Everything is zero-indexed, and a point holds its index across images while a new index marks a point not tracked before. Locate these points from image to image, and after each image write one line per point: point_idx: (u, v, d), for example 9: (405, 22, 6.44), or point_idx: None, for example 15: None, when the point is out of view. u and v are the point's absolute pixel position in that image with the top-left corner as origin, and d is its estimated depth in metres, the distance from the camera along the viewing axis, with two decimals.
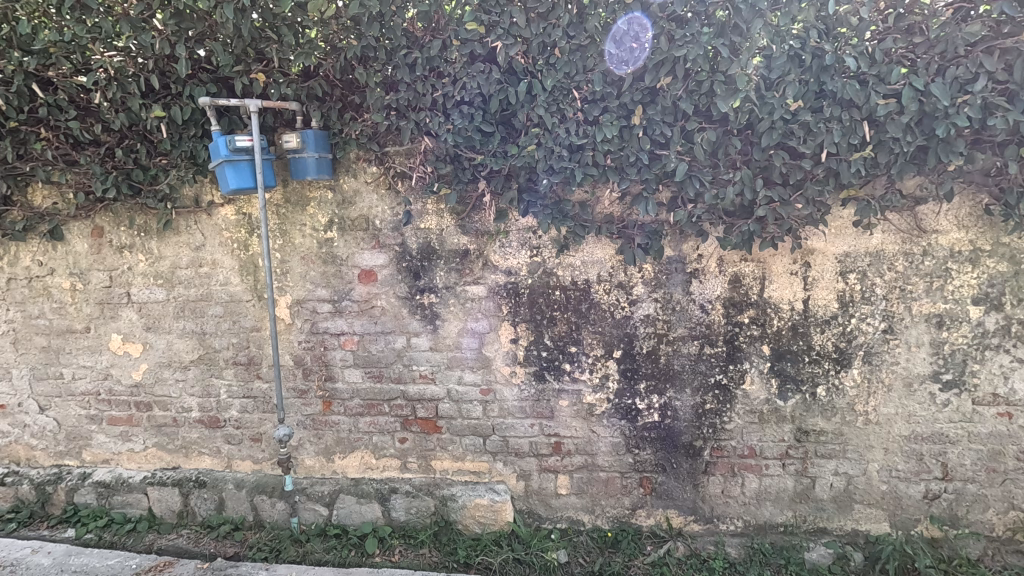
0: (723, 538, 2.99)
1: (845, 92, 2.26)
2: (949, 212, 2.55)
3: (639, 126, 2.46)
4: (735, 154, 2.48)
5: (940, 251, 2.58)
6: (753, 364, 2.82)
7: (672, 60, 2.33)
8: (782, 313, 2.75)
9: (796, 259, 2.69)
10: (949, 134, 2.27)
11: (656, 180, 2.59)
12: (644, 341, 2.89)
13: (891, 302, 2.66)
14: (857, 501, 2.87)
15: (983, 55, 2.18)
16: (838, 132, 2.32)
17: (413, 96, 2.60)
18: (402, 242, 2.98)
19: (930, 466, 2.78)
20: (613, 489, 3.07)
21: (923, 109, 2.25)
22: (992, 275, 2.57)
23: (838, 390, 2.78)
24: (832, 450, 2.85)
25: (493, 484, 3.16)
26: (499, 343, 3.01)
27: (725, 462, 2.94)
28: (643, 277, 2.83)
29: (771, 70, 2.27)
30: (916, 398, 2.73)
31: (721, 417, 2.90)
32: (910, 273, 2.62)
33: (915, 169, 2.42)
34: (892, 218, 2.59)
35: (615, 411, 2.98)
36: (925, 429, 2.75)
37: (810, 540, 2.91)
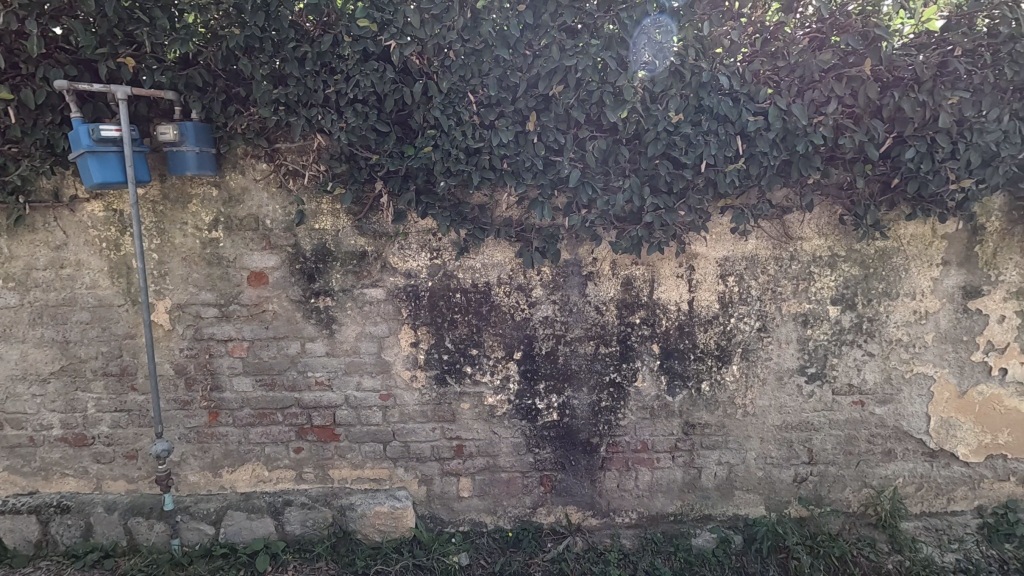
0: (619, 530, 3.11)
1: (720, 108, 2.43)
2: (811, 221, 2.81)
3: (534, 132, 2.51)
4: (624, 163, 2.60)
5: (804, 256, 2.84)
6: (645, 362, 2.96)
7: (564, 69, 2.40)
8: (670, 314, 2.91)
9: (681, 263, 2.86)
10: (807, 150, 2.51)
11: (552, 185, 2.65)
12: (542, 342, 2.95)
13: (765, 302, 2.89)
14: (737, 488, 3.10)
15: (834, 81, 2.43)
16: (715, 145, 2.48)
17: (303, 92, 2.49)
18: (295, 243, 2.85)
19: (798, 452, 3.05)
20: (514, 489, 3.11)
21: (787, 127, 2.47)
22: (847, 278, 2.86)
23: (719, 384, 2.99)
24: (716, 441, 3.05)
25: (394, 490, 3.10)
26: (399, 347, 2.95)
27: (620, 457, 3.07)
28: (541, 280, 2.89)
29: (655, 84, 2.41)
30: (786, 390, 2.99)
31: (616, 414, 3.02)
32: (780, 276, 2.86)
33: (781, 181, 2.65)
34: (764, 226, 2.81)
35: (516, 411, 3.02)
36: (794, 418, 3.02)
37: (697, 527, 3.10)
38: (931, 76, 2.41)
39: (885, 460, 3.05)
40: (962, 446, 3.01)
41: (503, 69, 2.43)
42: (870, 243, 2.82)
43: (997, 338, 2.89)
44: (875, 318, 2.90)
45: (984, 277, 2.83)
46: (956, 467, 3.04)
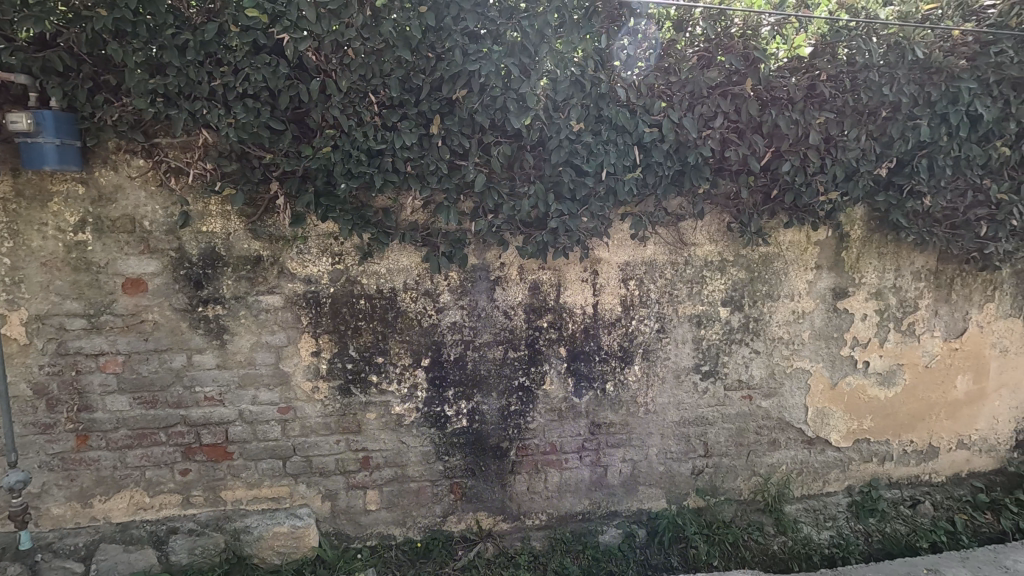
0: (529, 533, 3.14)
1: (618, 118, 2.53)
2: (704, 228, 2.99)
3: (438, 135, 2.48)
4: (529, 169, 2.63)
5: (698, 261, 3.02)
6: (552, 365, 3.01)
7: (468, 73, 2.39)
8: (576, 317, 2.98)
9: (585, 267, 2.94)
10: (698, 162, 2.67)
11: (457, 190, 2.63)
12: (451, 348, 2.91)
13: (663, 305, 3.04)
14: (641, 483, 3.22)
15: (720, 98, 2.60)
16: (614, 154, 2.58)
17: (185, 83, 2.30)
18: (179, 246, 2.62)
19: (695, 446, 3.23)
20: (423, 499, 3.04)
21: (679, 139, 2.62)
22: (736, 281, 3.07)
23: (623, 384, 3.10)
24: (620, 440, 3.16)
25: (294, 509, 2.92)
26: (299, 357, 2.80)
27: (530, 460, 3.09)
28: (449, 285, 2.86)
29: (556, 92, 2.46)
30: (684, 387, 3.15)
31: (525, 418, 3.04)
32: (676, 280, 3.02)
33: (675, 191, 2.79)
34: (661, 232, 2.96)
35: (425, 419, 2.96)
36: (691, 414, 3.19)
37: (603, 524, 3.19)
38: (802, 97, 2.65)
39: (771, 449, 3.30)
40: (834, 432, 3.33)
41: (405, 70, 2.38)
42: (755, 249, 3.04)
43: (861, 334, 3.22)
44: (760, 318, 3.13)
45: (850, 280, 3.15)
46: (830, 452, 3.35)
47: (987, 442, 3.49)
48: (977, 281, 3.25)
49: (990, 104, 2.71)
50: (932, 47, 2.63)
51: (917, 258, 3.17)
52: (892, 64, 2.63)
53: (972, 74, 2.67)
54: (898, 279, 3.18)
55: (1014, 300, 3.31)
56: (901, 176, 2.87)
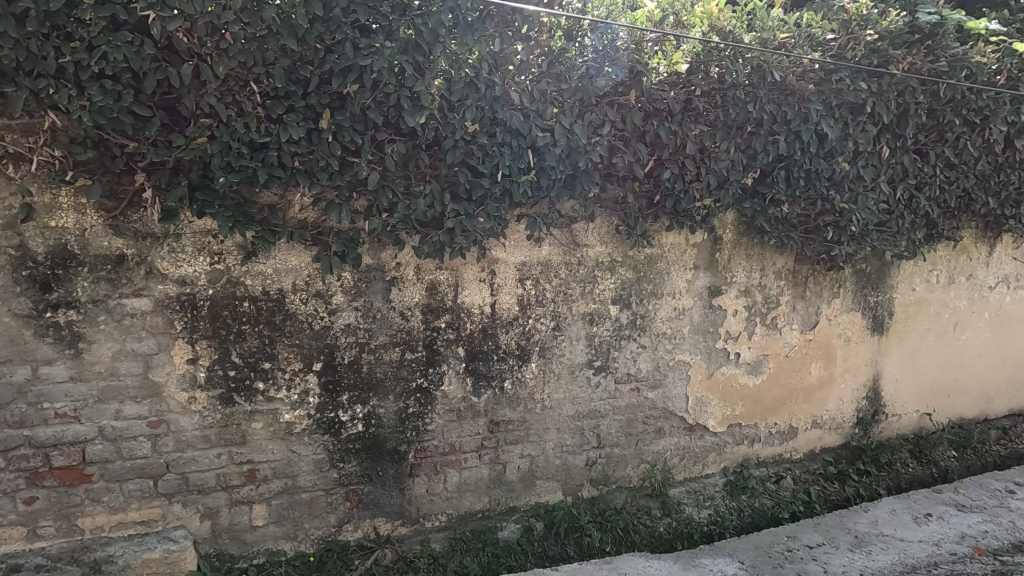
0: (429, 535, 3.11)
1: (512, 122, 2.59)
2: (595, 230, 3.13)
3: (328, 131, 2.39)
4: (425, 168, 2.62)
5: (589, 262, 3.16)
6: (450, 365, 3.01)
7: (359, 68, 2.32)
8: (474, 317, 3.00)
9: (483, 267, 2.98)
10: (588, 166, 2.80)
11: (349, 188, 2.55)
12: (345, 351, 2.81)
13: (557, 303, 3.15)
14: (538, 477, 3.32)
15: (607, 107, 2.74)
16: (509, 156, 2.63)
17: (25, 57, 2.02)
18: (21, 243, 2.30)
19: (589, 438, 3.38)
20: (316, 509, 2.91)
21: (571, 144, 2.72)
22: (624, 281, 3.25)
23: (520, 382, 3.16)
24: (518, 436, 3.23)
25: (168, 532, 2.67)
26: (172, 366, 2.56)
27: (429, 461, 3.07)
28: (342, 286, 2.76)
29: (451, 92, 2.47)
30: (578, 383, 3.29)
31: (423, 420, 3.01)
32: (570, 280, 3.14)
33: (568, 194, 2.89)
34: (555, 233, 3.06)
35: (317, 426, 2.83)
36: (585, 408, 3.33)
37: (503, 520, 3.24)
38: (680, 110, 2.87)
39: (657, 438, 3.53)
40: (711, 419, 3.63)
41: (291, 60, 2.26)
42: (641, 250, 3.24)
43: (733, 328, 3.54)
44: (646, 315, 3.34)
45: (723, 279, 3.45)
46: (708, 437, 3.65)
47: (836, 421, 3.98)
48: (825, 279, 3.69)
49: (833, 124, 3.09)
50: (787, 72, 2.96)
51: (778, 259, 3.54)
52: (755, 84, 2.92)
53: (818, 97, 3.03)
54: (763, 278, 3.54)
55: (855, 296, 3.80)
56: (764, 186, 3.20)
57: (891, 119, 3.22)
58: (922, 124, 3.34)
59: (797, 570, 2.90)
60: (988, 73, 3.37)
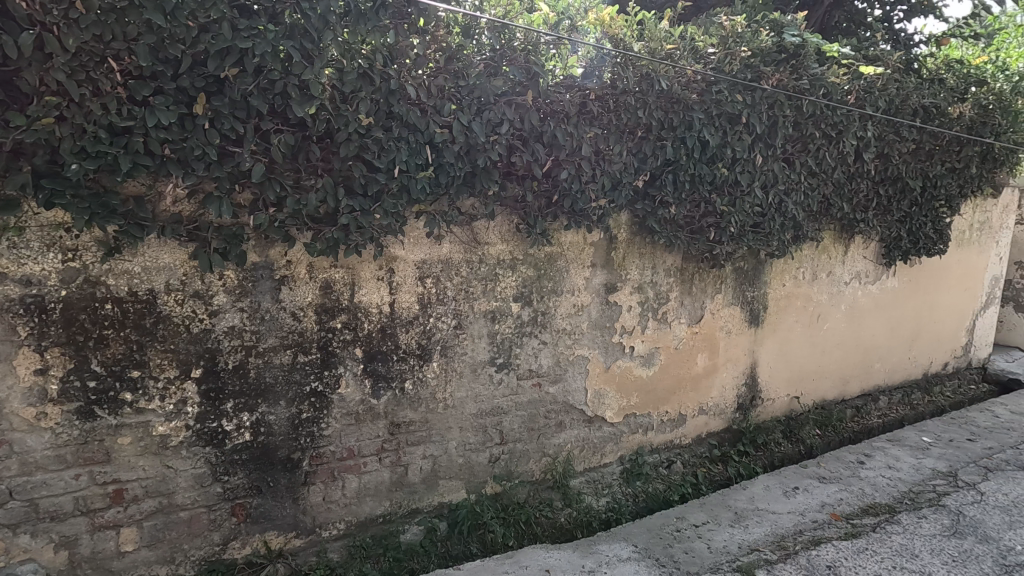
0: (326, 545, 2.98)
1: (409, 116, 2.53)
2: (496, 228, 3.15)
3: (204, 117, 2.20)
4: (316, 161, 2.49)
5: (490, 260, 3.17)
6: (348, 367, 2.89)
7: (239, 50, 2.16)
8: (371, 316, 2.91)
9: (381, 265, 2.89)
10: (487, 164, 2.80)
11: (230, 180, 2.36)
12: (229, 356, 2.61)
13: (459, 301, 3.13)
14: (441, 477, 3.29)
15: (505, 106, 2.76)
16: (406, 152, 2.57)
17: None
18: None
19: (492, 435, 3.40)
20: (197, 528, 2.68)
21: (469, 142, 2.71)
22: (525, 279, 3.30)
23: (421, 382, 3.11)
24: (420, 437, 3.18)
25: (13, 568, 2.34)
26: (15, 378, 2.24)
27: (325, 468, 2.94)
28: (224, 286, 2.56)
29: (343, 83, 2.37)
30: (481, 380, 3.29)
31: (318, 425, 2.87)
32: (471, 278, 3.14)
33: (468, 192, 2.88)
34: (456, 231, 3.04)
35: (197, 438, 2.60)
36: (488, 405, 3.35)
37: (405, 523, 3.18)
38: (575, 112, 2.96)
39: (558, 431, 3.63)
40: (609, 410, 3.79)
41: (158, 37, 2.06)
42: (541, 249, 3.31)
43: (628, 323, 3.72)
44: (546, 312, 3.41)
45: (618, 277, 3.61)
46: (606, 428, 3.81)
47: (719, 407, 4.31)
48: (710, 276, 3.98)
49: (713, 132, 3.33)
50: (673, 81, 3.15)
51: (668, 258, 3.77)
52: (644, 91, 3.08)
53: (701, 106, 3.26)
54: (655, 276, 3.74)
55: (735, 291, 4.14)
56: (654, 188, 3.38)
57: (764, 129, 3.52)
58: (789, 136, 3.69)
59: (684, 548, 3.09)
60: (841, 92, 3.80)
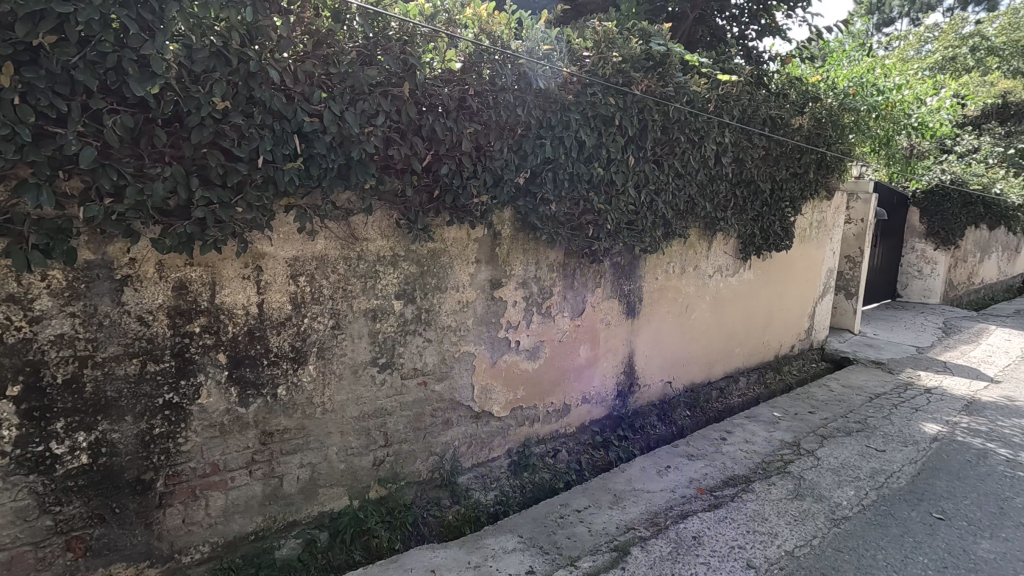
0: (187, 571, 2.70)
1: (272, 103, 2.35)
2: (375, 224, 3.03)
3: (13, 91, 1.87)
4: (162, 147, 2.23)
5: (370, 256, 3.05)
6: (209, 375, 2.64)
7: (58, 16, 1.87)
8: (236, 319, 2.67)
9: (246, 263, 2.67)
10: (363, 157, 2.68)
11: (52, 166, 2.04)
12: (58, 368, 2.27)
13: (336, 300, 2.98)
14: (320, 486, 3.11)
15: (380, 96, 2.66)
16: (270, 141, 2.38)
17: None
18: None
19: (375, 437, 3.28)
20: (20, 569, 2.31)
21: (342, 133, 2.57)
22: (408, 276, 3.22)
23: (296, 387, 2.92)
24: (296, 445, 2.99)
25: None
26: None
27: (184, 487, 2.66)
28: (50, 288, 2.22)
29: (193, 61, 2.15)
30: (362, 382, 3.16)
31: (175, 441, 2.59)
32: (349, 275, 3.00)
33: (343, 185, 2.74)
34: (331, 226, 2.89)
35: (17, 466, 2.23)
36: (370, 407, 3.23)
37: (281, 538, 2.98)
38: (454, 107, 2.92)
39: (445, 428, 3.59)
40: (496, 404, 3.82)
41: None
42: (423, 245, 3.24)
43: (513, 318, 3.77)
44: (430, 309, 3.36)
45: (503, 272, 3.65)
46: (493, 422, 3.84)
47: (601, 395, 4.52)
48: (590, 272, 4.16)
49: (589, 133, 3.47)
50: (549, 81, 3.24)
51: (550, 253, 3.87)
52: (522, 90, 3.14)
53: (576, 107, 3.38)
54: (538, 271, 3.83)
55: (613, 285, 4.36)
56: (535, 185, 3.44)
57: (635, 132, 3.73)
58: (658, 139, 3.95)
59: (567, 534, 3.20)
60: (701, 100, 4.14)
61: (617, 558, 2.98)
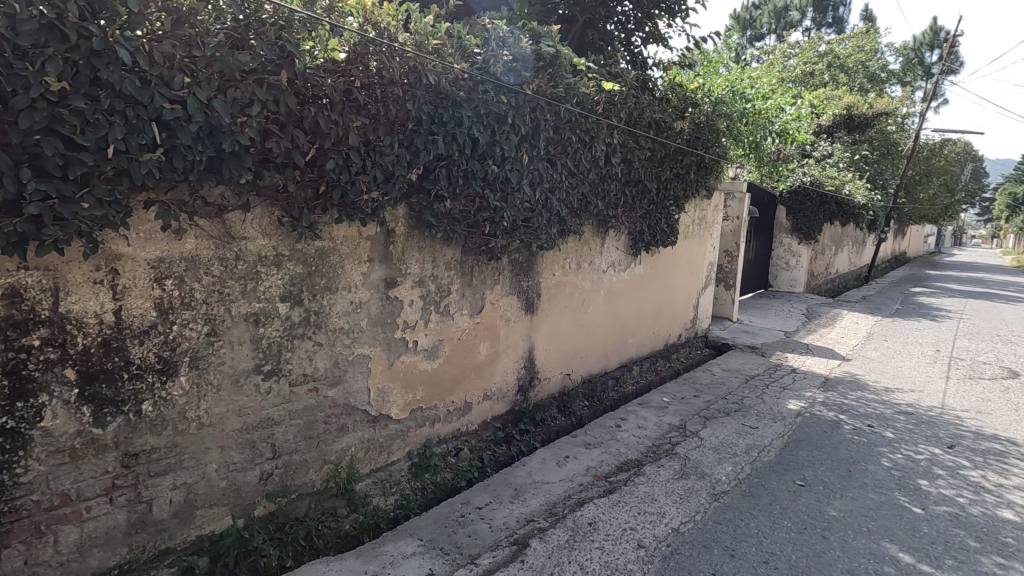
0: None
1: (123, 86, 2.11)
2: (254, 222, 2.82)
3: None
4: None
5: (249, 256, 2.83)
6: (54, 395, 2.31)
7: None
8: (88, 329, 2.37)
9: (98, 265, 2.37)
10: (236, 149, 2.47)
11: None
12: None
13: (211, 305, 2.73)
14: (198, 508, 2.84)
15: (255, 84, 2.47)
16: (122, 128, 2.13)
17: None
18: None
19: (261, 450, 3.06)
20: None
21: (210, 122, 2.36)
22: (293, 276, 3.03)
23: (165, 401, 2.65)
24: (168, 465, 2.71)
25: None
26: None
27: (26, 524, 2.32)
28: None
29: (18, 34, 1.87)
30: (244, 392, 2.93)
31: (11, 472, 2.25)
32: (226, 277, 2.76)
33: (214, 179, 2.51)
34: (202, 224, 2.64)
35: None
36: (254, 418, 3.00)
37: (151, 569, 2.68)
38: (340, 99, 2.79)
39: (340, 435, 3.43)
40: (394, 407, 3.72)
41: None
42: (310, 244, 3.07)
43: (410, 317, 3.68)
44: (320, 311, 3.18)
45: (398, 271, 3.55)
46: (392, 425, 3.73)
47: (502, 391, 4.56)
48: (488, 269, 4.17)
49: (482, 130, 3.47)
50: (439, 76, 3.20)
51: (447, 251, 3.83)
52: (412, 84, 3.08)
53: (469, 104, 3.37)
54: (435, 269, 3.78)
55: (511, 281, 4.41)
56: (428, 182, 3.38)
57: (528, 131, 3.79)
58: (550, 139, 4.04)
59: (467, 532, 3.19)
60: (590, 102, 4.30)
61: (517, 551, 3.02)
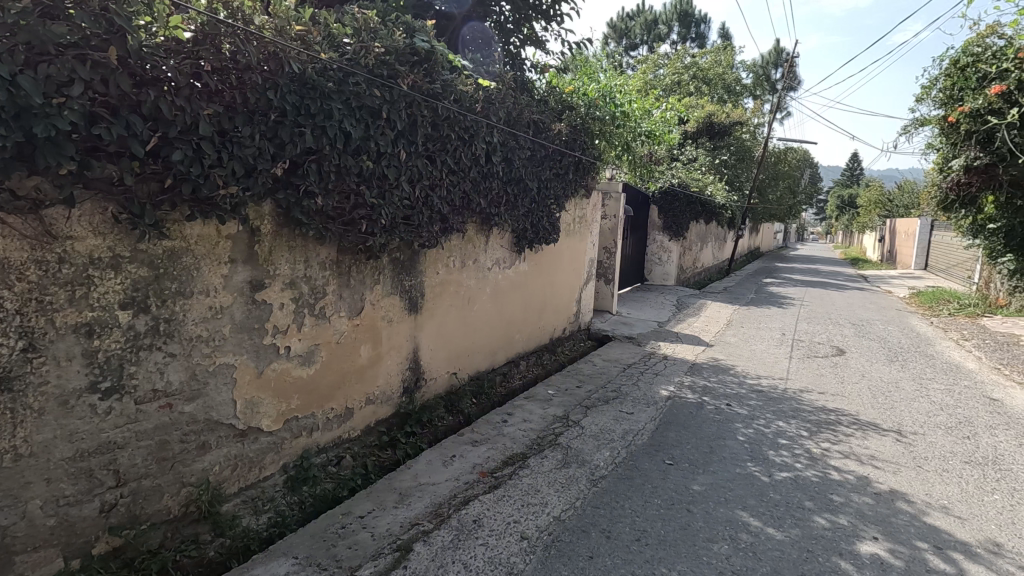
0: None
1: None
2: (82, 219, 2.45)
3: None
4: None
5: (77, 258, 2.46)
6: None
7: None
8: None
9: None
10: (53, 135, 2.14)
11: None
12: None
13: (27, 315, 2.34)
14: (17, 553, 2.43)
15: (75, 60, 2.17)
16: None
17: None
18: None
19: (101, 478, 2.68)
20: None
21: (16, 101, 2.01)
22: (136, 281, 2.68)
23: None
24: None
25: None
26: None
27: None
28: None
29: None
30: (75, 415, 2.54)
31: None
32: (46, 282, 2.38)
33: (24, 168, 2.16)
34: (12, 222, 2.25)
35: None
36: (90, 443, 2.62)
37: None
38: (185, 84, 2.55)
39: (200, 454, 3.11)
40: (265, 418, 3.46)
41: None
42: (156, 244, 2.74)
43: (281, 322, 3.44)
44: (171, 319, 2.85)
45: (265, 272, 3.30)
46: (263, 438, 3.46)
47: (386, 394, 4.43)
48: (367, 268, 4.02)
49: (355, 124, 3.33)
50: (305, 65, 3.05)
51: (321, 250, 3.63)
52: (273, 72, 2.90)
53: (339, 96, 3.22)
54: (308, 270, 3.56)
55: (393, 281, 4.29)
56: (296, 176, 3.17)
57: (404, 126, 3.71)
58: (429, 135, 3.99)
59: (347, 544, 3.05)
60: (469, 100, 4.31)
61: (399, 557, 2.94)
